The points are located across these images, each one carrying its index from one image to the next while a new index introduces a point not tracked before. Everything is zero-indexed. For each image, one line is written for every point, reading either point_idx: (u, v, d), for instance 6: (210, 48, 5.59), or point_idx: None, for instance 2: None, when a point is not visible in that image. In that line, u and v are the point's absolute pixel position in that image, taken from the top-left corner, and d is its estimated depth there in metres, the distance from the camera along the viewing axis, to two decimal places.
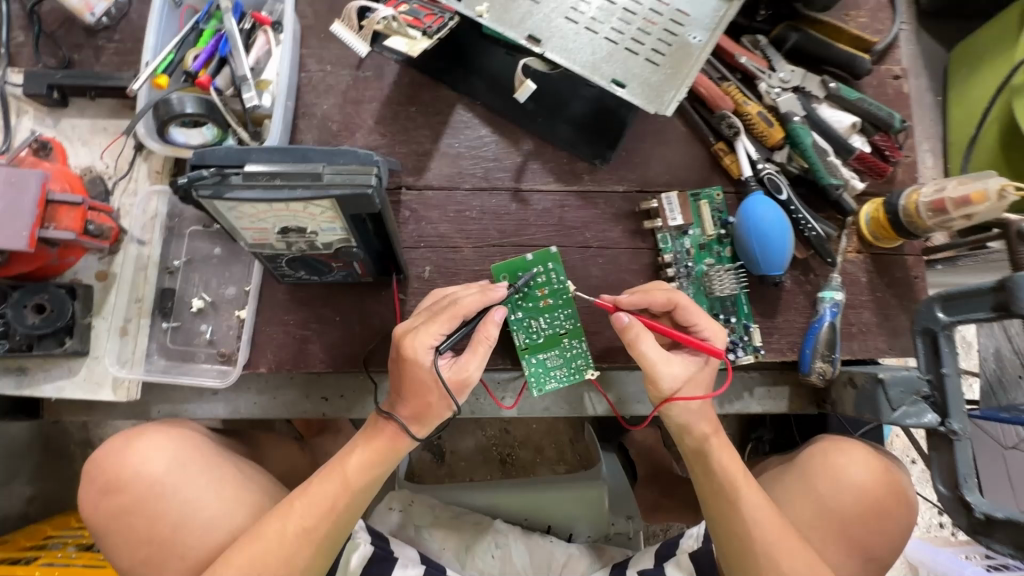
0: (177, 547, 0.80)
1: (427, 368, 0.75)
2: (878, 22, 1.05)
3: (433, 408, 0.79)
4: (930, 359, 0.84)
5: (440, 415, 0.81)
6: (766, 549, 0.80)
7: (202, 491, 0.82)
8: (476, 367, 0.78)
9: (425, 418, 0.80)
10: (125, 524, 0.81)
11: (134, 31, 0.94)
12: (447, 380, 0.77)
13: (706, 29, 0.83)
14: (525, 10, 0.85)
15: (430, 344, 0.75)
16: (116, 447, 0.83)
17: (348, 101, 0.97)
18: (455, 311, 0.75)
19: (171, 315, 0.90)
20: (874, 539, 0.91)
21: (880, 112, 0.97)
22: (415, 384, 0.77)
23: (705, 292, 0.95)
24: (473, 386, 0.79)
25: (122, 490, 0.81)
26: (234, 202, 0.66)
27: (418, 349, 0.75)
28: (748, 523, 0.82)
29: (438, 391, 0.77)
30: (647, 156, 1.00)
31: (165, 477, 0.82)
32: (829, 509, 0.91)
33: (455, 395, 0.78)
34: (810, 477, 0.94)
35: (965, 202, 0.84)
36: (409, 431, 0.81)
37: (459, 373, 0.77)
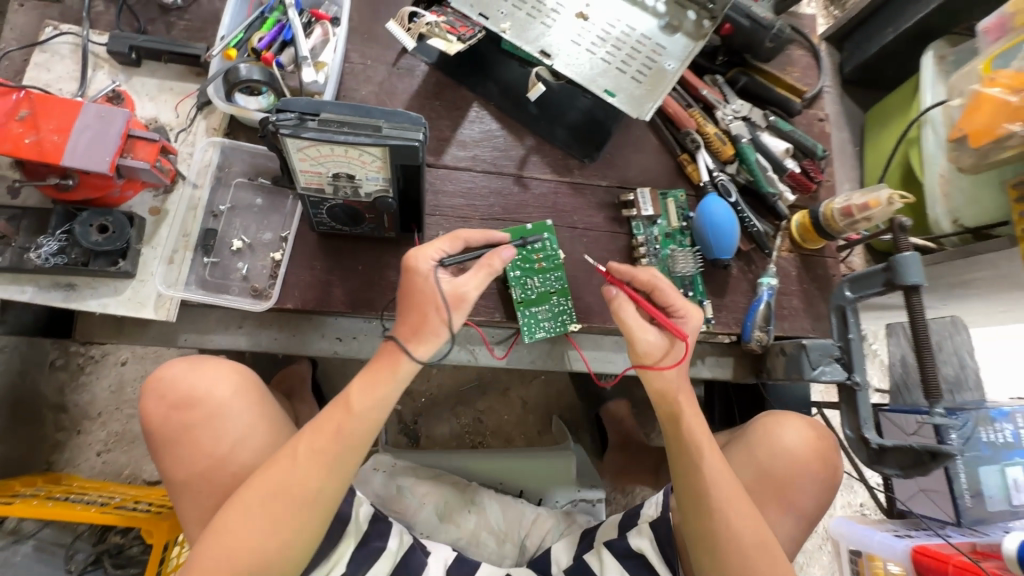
0: (229, 464, 0.91)
1: (426, 275, 0.88)
2: (808, 77, 1.34)
3: (429, 323, 0.89)
4: (840, 329, 1.07)
5: (434, 333, 0.89)
6: (720, 504, 0.91)
7: (257, 422, 0.95)
8: (472, 285, 0.90)
9: (418, 334, 0.89)
10: (185, 437, 0.91)
11: (203, 13, 1.11)
12: (446, 292, 0.89)
13: (677, 60, 1.07)
14: (539, 31, 1.07)
15: (432, 256, 0.89)
16: (185, 372, 0.94)
17: (383, 91, 1.16)
18: (457, 234, 0.93)
19: (211, 252, 1.02)
20: (807, 501, 1.06)
21: (807, 142, 1.23)
22: (414, 292, 0.89)
23: (669, 268, 1.16)
24: (466, 303, 0.89)
25: (192, 408, 0.92)
26: (306, 142, 0.82)
27: (420, 257, 0.88)
28: (710, 484, 0.92)
29: (434, 302, 0.88)
30: (626, 160, 1.22)
31: (231, 401, 0.94)
32: (769, 474, 1.06)
33: (450, 306, 0.89)
34: (752, 448, 1.09)
35: (865, 207, 1.08)
36: (407, 348, 0.89)
37: (456, 286, 0.89)
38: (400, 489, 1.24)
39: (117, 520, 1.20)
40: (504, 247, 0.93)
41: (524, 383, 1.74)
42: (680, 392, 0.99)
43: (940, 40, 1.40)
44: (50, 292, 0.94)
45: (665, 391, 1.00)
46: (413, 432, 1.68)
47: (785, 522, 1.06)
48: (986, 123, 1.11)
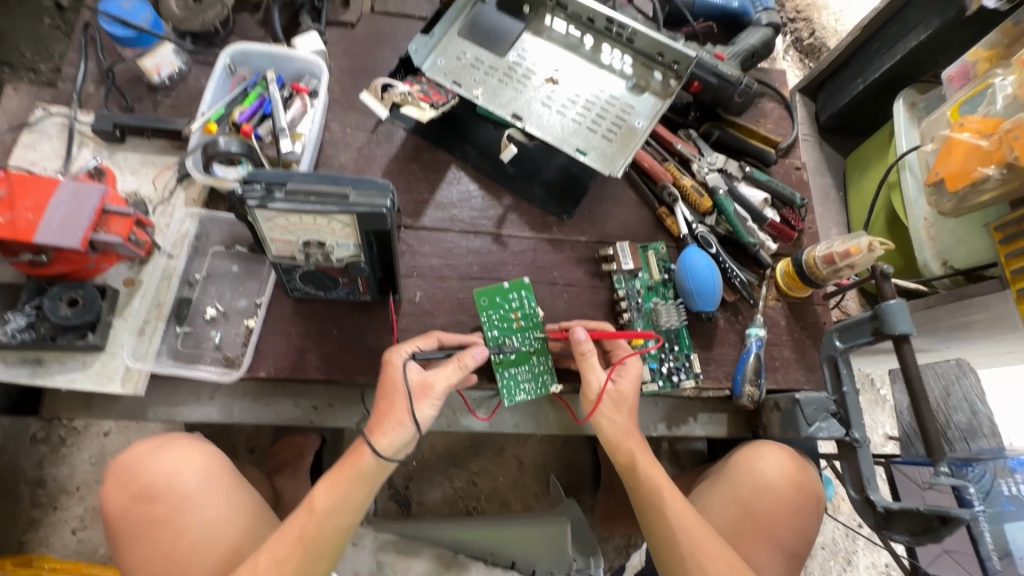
0: (187, 565, 0.87)
1: (397, 365, 0.89)
2: (781, 128, 1.37)
3: (394, 412, 0.87)
4: (834, 381, 1.02)
5: (399, 424, 0.86)
6: (687, 547, 0.90)
7: (225, 514, 0.91)
8: (442, 378, 0.89)
9: (382, 423, 0.87)
10: (146, 531, 0.88)
11: (188, 90, 1.16)
12: (414, 382, 0.88)
13: (646, 117, 1.09)
14: (511, 96, 1.10)
15: (406, 349, 0.91)
16: (150, 454, 0.93)
17: (362, 156, 1.18)
18: (431, 333, 0.96)
19: (185, 321, 1.01)
20: (789, 535, 1.01)
21: (785, 191, 1.24)
22: (386, 383, 0.89)
23: (653, 323, 1.13)
24: (433, 394, 0.88)
25: (155, 498, 0.90)
26: (274, 212, 0.83)
27: (395, 350, 0.91)
28: (676, 529, 0.91)
29: (401, 391, 0.87)
30: (604, 214, 1.22)
31: (196, 490, 0.91)
32: (752, 510, 1.01)
33: (416, 396, 0.87)
34: (733, 476, 1.05)
35: (847, 255, 1.06)
36: (370, 440, 0.87)
37: (426, 377, 0.89)
38: (379, 565, 1.16)
39: None
40: (478, 345, 0.92)
41: (519, 443, 1.66)
42: (631, 438, 0.98)
43: (910, 88, 1.42)
44: (17, 369, 0.93)
45: (616, 440, 0.98)
46: (403, 498, 1.59)
47: (772, 561, 1.00)
48: (960, 167, 1.11)
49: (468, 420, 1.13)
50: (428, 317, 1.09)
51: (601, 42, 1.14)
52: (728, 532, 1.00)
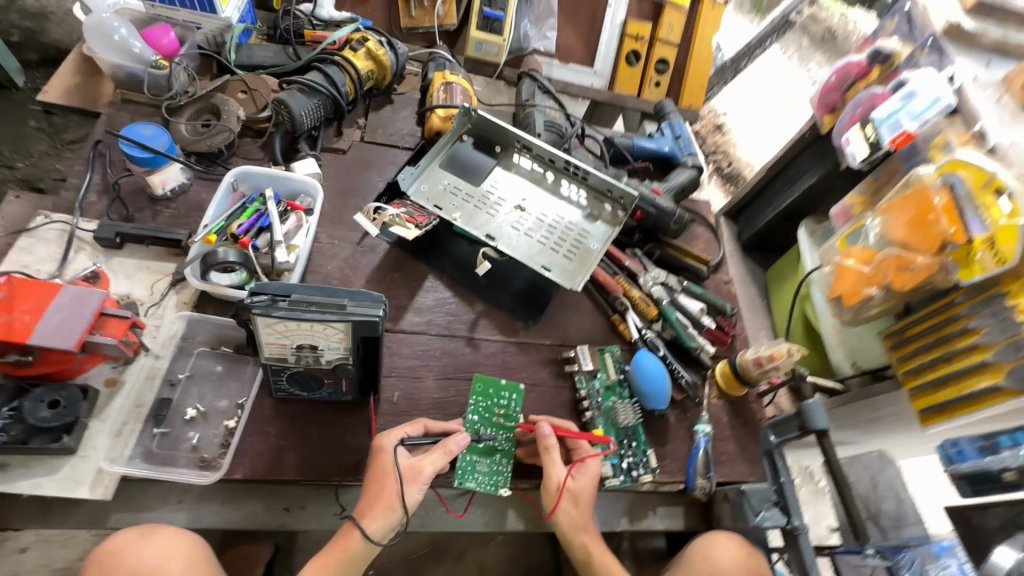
0: None
1: (387, 450, 0.94)
2: (710, 248, 1.62)
3: (384, 496, 0.91)
4: (772, 473, 1.15)
5: (388, 508, 0.91)
6: None
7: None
8: (429, 462, 0.95)
9: (372, 508, 0.91)
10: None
11: (188, 202, 1.26)
12: (404, 466, 0.94)
13: (601, 241, 1.29)
14: (485, 219, 1.28)
15: (396, 435, 0.96)
16: (133, 543, 0.89)
17: (347, 265, 1.30)
18: (418, 419, 1.01)
19: (162, 422, 1.02)
20: None
21: (718, 302, 1.45)
22: (377, 467, 0.93)
23: (612, 420, 1.24)
24: (421, 478, 0.93)
25: None
26: (276, 319, 0.91)
27: (386, 434, 0.95)
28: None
29: (391, 476, 0.92)
30: (565, 320, 1.37)
31: None
32: None
33: (405, 481, 0.92)
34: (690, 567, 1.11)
35: (771, 358, 1.24)
36: (360, 524, 0.91)
37: (415, 462, 0.94)
38: None
39: None
40: (461, 433, 1.00)
41: (481, 545, 1.63)
42: (584, 533, 1.05)
43: (809, 219, 1.74)
44: None
45: (569, 534, 1.05)
46: None
47: None
48: (852, 287, 1.36)
49: (442, 516, 1.14)
50: (404, 416, 1.16)
51: (561, 178, 1.36)
52: None
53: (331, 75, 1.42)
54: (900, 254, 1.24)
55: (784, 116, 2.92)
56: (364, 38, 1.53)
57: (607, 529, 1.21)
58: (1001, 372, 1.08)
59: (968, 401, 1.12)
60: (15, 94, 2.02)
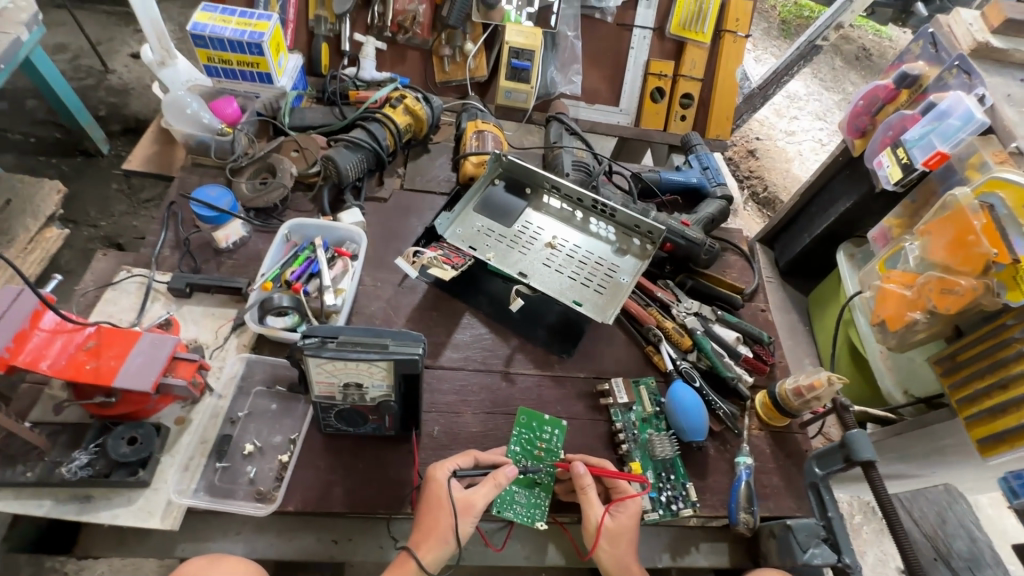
0: None
1: (442, 482, 0.95)
2: (744, 276, 1.62)
3: (439, 528, 0.93)
4: (819, 507, 1.11)
5: (443, 541, 0.92)
6: None
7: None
8: (482, 495, 0.96)
9: (428, 539, 0.92)
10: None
11: (248, 253, 1.39)
12: (458, 498, 0.95)
13: (630, 274, 1.33)
14: (517, 257, 1.35)
15: (450, 466, 0.98)
16: (204, 569, 0.95)
17: (390, 305, 1.38)
18: (467, 452, 1.03)
19: (224, 457, 1.11)
20: None
21: (754, 331, 1.44)
22: (432, 499, 0.95)
23: (649, 453, 1.24)
24: (474, 512, 0.94)
25: None
26: (325, 359, 0.99)
27: (439, 466, 0.98)
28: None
29: (446, 508, 0.94)
30: (598, 352, 1.40)
31: None
32: None
33: (460, 512, 0.93)
34: None
35: (812, 387, 1.21)
36: (416, 554, 0.92)
37: (468, 495, 0.96)
38: None
39: None
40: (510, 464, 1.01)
41: None
42: (629, 573, 1.04)
43: (847, 243, 1.72)
44: (66, 505, 1.00)
45: (614, 574, 1.04)
46: None
47: None
48: (896, 311, 1.32)
49: (482, 551, 1.14)
50: (444, 450, 1.20)
51: (590, 216, 1.42)
52: None
53: (373, 132, 1.55)
54: (942, 276, 1.20)
55: (819, 140, 2.89)
56: (403, 96, 1.65)
57: (649, 565, 1.18)
58: None
59: None
60: (101, 161, 2.28)
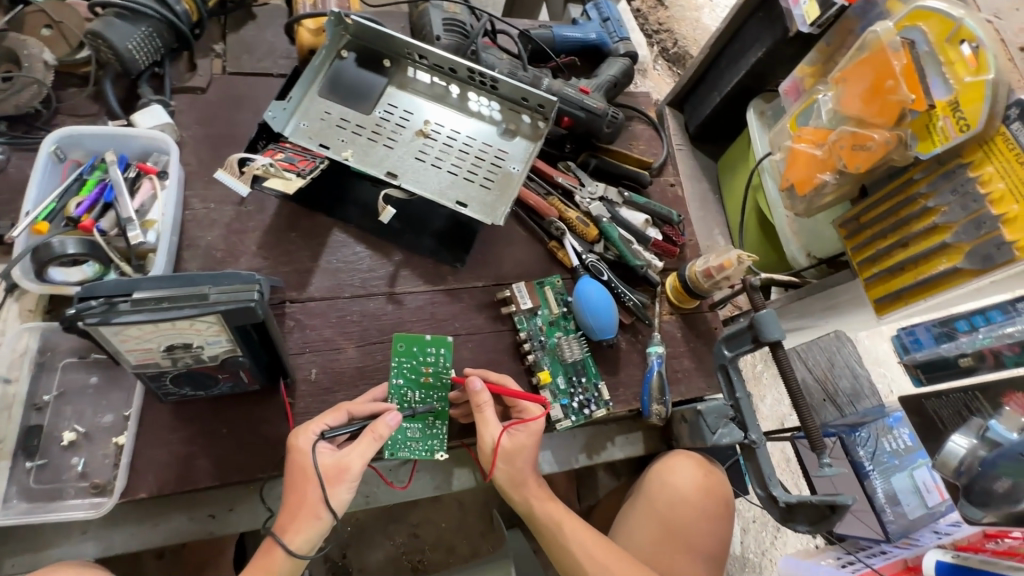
0: None
1: (304, 450, 0.84)
2: (653, 148, 1.45)
3: (307, 504, 0.82)
4: (728, 388, 1.07)
5: (314, 517, 0.82)
6: (581, 549, 0.93)
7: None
8: (357, 456, 0.85)
9: (295, 520, 0.82)
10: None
11: (11, 183, 1.02)
12: (327, 466, 0.84)
13: (521, 161, 1.11)
14: (383, 153, 1.08)
15: (314, 430, 0.87)
16: None
17: (231, 232, 1.10)
18: (340, 407, 0.92)
19: (36, 453, 0.88)
20: (698, 538, 1.01)
21: (662, 211, 1.31)
22: (296, 472, 0.84)
23: (559, 359, 1.13)
24: (348, 476, 0.84)
25: None
26: (122, 326, 0.74)
27: (302, 431, 0.86)
28: (582, 560, 0.92)
29: (312, 479, 0.83)
30: (497, 256, 1.22)
31: None
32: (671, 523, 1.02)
33: (329, 482, 0.83)
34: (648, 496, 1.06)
35: (721, 268, 1.14)
36: (282, 541, 0.82)
37: (340, 459, 0.85)
38: None
39: None
40: (390, 411, 0.89)
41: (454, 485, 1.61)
42: (524, 486, 0.98)
43: (758, 98, 1.58)
44: None
45: (508, 489, 0.98)
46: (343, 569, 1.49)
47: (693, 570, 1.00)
48: (805, 174, 1.24)
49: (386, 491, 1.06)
50: (328, 394, 1.03)
51: (467, 90, 1.14)
52: (649, 551, 1.00)
53: None
54: (855, 131, 1.12)
55: None
56: None
57: (565, 468, 1.15)
58: (960, 253, 1.02)
59: (925, 285, 1.07)
60: None
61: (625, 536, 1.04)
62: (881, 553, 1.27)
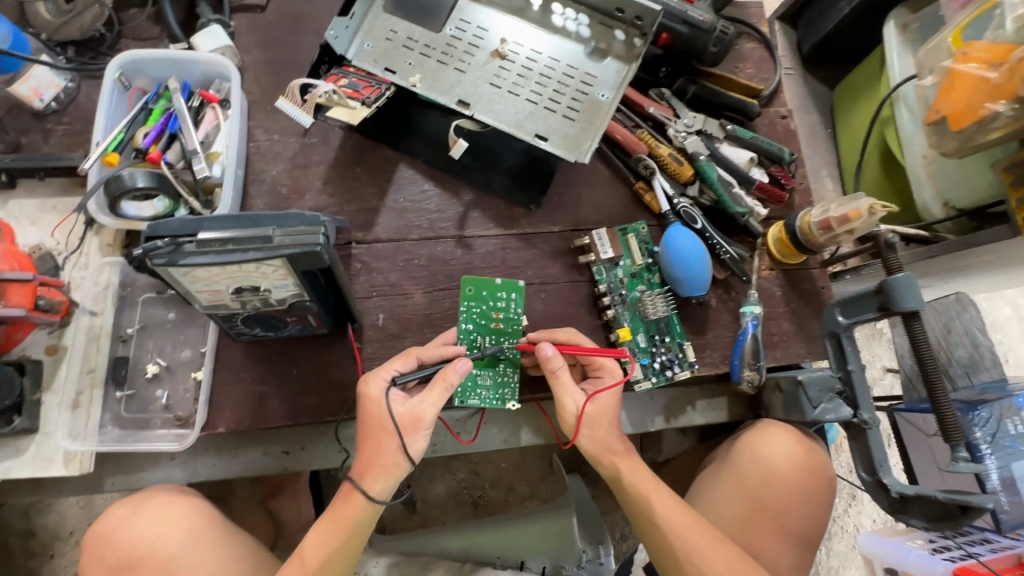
0: None
1: (377, 399, 0.81)
2: (763, 71, 1.23)
3: (384, 453, 0.81)
4: (838, 358, 0.94)
5: (392, 466, 0.81)
6: (672, 525, 0.85)
7: (216, 567, 0.82)
8: (429, 406, 0.81)
9: (372, 468, 0.81)
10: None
11: (82, 113, 1.00)
12: (401, 416, 0.81)
13: (612, 87, 0.96)
14: (454, 78, 0.95)
15: (385, 377, 0.83)
16: (128, 519, 0.83)
17: (296, 166, 1.04)
18: (409, 352, 0.86)
19: (124, 384, 0.91)
20: (791, 518, 0.94)
21: (772, 147, 1.12)
22: (369, 421, 0.82)
23: (640, 315, 1.03)
24: (423, 426, 0.81)
25: (138, 565, 0.82)
26: (190, 267, 0.71)
27: (371, 379, 0.82)
28: (670, 534, 0.85)
29: (388, 429, 0.81)
30: (576, 198, 1.10)
31: (181, 551, 0.82)
32: (763, 502, 0.94)
33: (405, 432, 0.80)
34: (738, 470, 0.97)
35: (846, 219, 0.97)
36: (362, 488, 0.81)
37: (413, 409, 0.81)
38: None
39: None
40: (459, 357, 0.83)
41: None
42: (613, 453, 0.91)
43: (901, 7, 1.27)
44: None
45: (597, 456, 0.91)
46: (407, 496, 1.50)
47: (783, 551, 0.93)
48: (964, 105, 1.00)
49: (452, 443, 1.04)
50: (395, 340, 0.99)
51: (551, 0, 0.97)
52: (737, 527, 0.93)
53: None
54: None
55: None
56: None
57: (641, 429, 1.09)
58: None
59: None
60: None
61: (708, 506, 0.96)
62: (985, 542, 1.16)
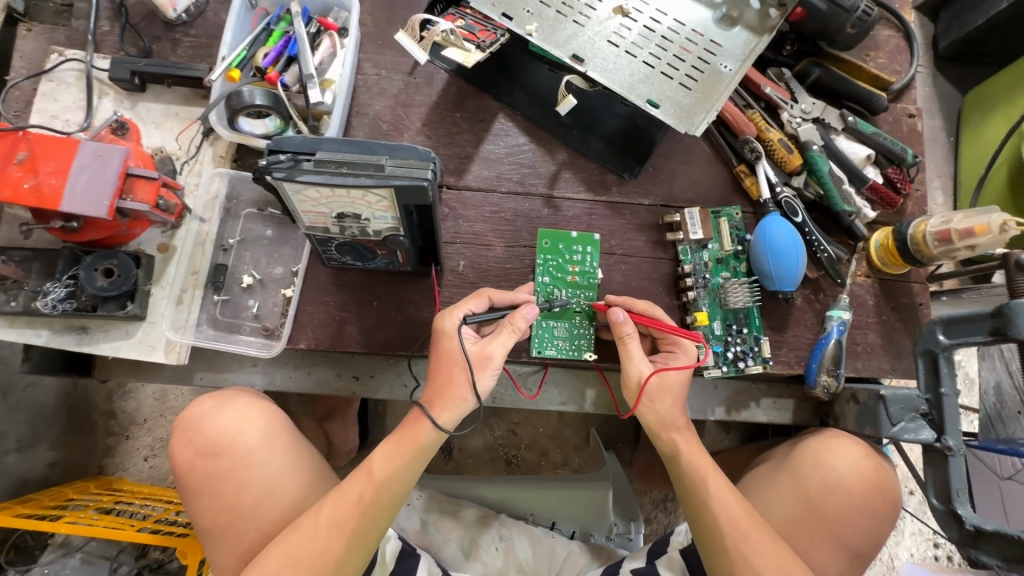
0: (252, 519, 0.84)
1: (452, 333, 0.83)
2: (897, 63, 1.13)
3: (454, 385, 0.82)
4: (929, 378, 0.88)
5: (459, 398, 0.83)
6: (726, 512, 0.84)
7: (285, 468, 0.87)
8: (499, 346, 0.83)
9: (442, 397, 0.82)
10: (211, 487, 0.85)
11: (209, 27, 1.04)
12: (472, 353, 0.83)
13: (736, 59, 0.92)
14: (571, 31, 0.92)
15: (459, 314, 0.84)
16: (214, 411, 0.89)
17: (398, 104, 1.05)
18: (481, 291, 0.88)
19: (222, 289, 0.97)
20: (850, 532, 0.90)
21: (894, 147, 1.04)
22: (442, 354, 0.83)
23: (720, 302, 1.00)
24: (492, 365, 0.83)
25: (219, 455, 0.87)
26: (303, 185, 0.74)
27: (447, 315, 0.84)
28: (721, 518, 0.84)
29: (459, 363, 0.82)
30: (672, 172, 1.07)
31: (258, 450, 0.87)
32: (822, 510, 0.91)
33: (476, 369, 0.82)
34: (799, 472, 0.95)
35: (968, 233, 0.90)
36: (430, 414, 0.82)
37: (483, 347, 0.83)
38: (424, 524, 1.16)
39: (155, 540, 1.06)
40: (529, 304, 0.85)
41: None
42: (674, 428, 0.91)
43: None
44: (64, 335, 0.93)
45: (656, 429, 0.91)
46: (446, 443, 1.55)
47: (834, 562, 0.90)
48: None
49: (512, 396, 1.07)
50: (472, 288, 1.01)
51: None
52: (789, 528, 0.91)
53: None
54: None
55: None
56: None
57: (700, 416, 1.08)
58: None
59: None
60: None
61: (760, 501, 0.95)
62: None
